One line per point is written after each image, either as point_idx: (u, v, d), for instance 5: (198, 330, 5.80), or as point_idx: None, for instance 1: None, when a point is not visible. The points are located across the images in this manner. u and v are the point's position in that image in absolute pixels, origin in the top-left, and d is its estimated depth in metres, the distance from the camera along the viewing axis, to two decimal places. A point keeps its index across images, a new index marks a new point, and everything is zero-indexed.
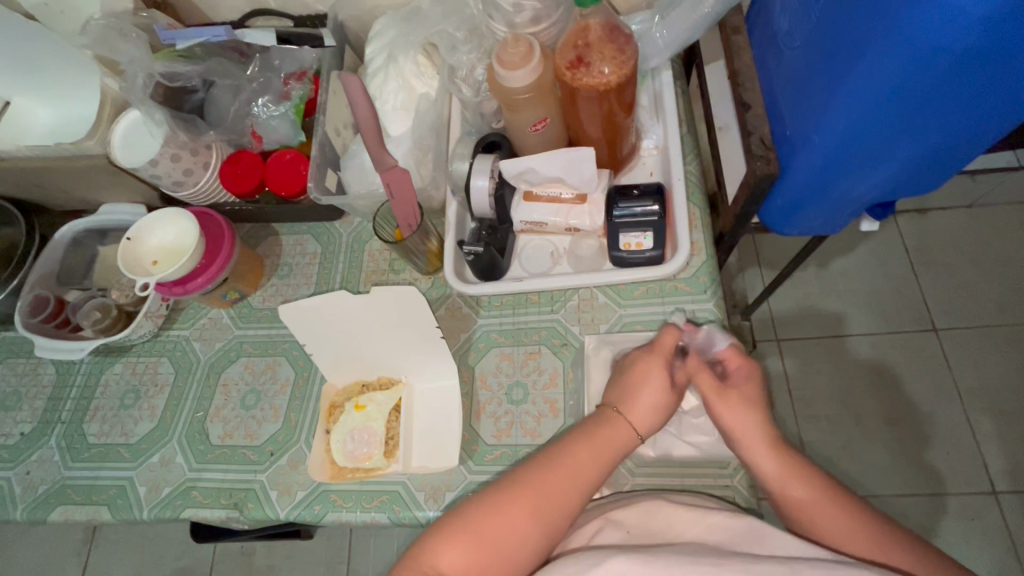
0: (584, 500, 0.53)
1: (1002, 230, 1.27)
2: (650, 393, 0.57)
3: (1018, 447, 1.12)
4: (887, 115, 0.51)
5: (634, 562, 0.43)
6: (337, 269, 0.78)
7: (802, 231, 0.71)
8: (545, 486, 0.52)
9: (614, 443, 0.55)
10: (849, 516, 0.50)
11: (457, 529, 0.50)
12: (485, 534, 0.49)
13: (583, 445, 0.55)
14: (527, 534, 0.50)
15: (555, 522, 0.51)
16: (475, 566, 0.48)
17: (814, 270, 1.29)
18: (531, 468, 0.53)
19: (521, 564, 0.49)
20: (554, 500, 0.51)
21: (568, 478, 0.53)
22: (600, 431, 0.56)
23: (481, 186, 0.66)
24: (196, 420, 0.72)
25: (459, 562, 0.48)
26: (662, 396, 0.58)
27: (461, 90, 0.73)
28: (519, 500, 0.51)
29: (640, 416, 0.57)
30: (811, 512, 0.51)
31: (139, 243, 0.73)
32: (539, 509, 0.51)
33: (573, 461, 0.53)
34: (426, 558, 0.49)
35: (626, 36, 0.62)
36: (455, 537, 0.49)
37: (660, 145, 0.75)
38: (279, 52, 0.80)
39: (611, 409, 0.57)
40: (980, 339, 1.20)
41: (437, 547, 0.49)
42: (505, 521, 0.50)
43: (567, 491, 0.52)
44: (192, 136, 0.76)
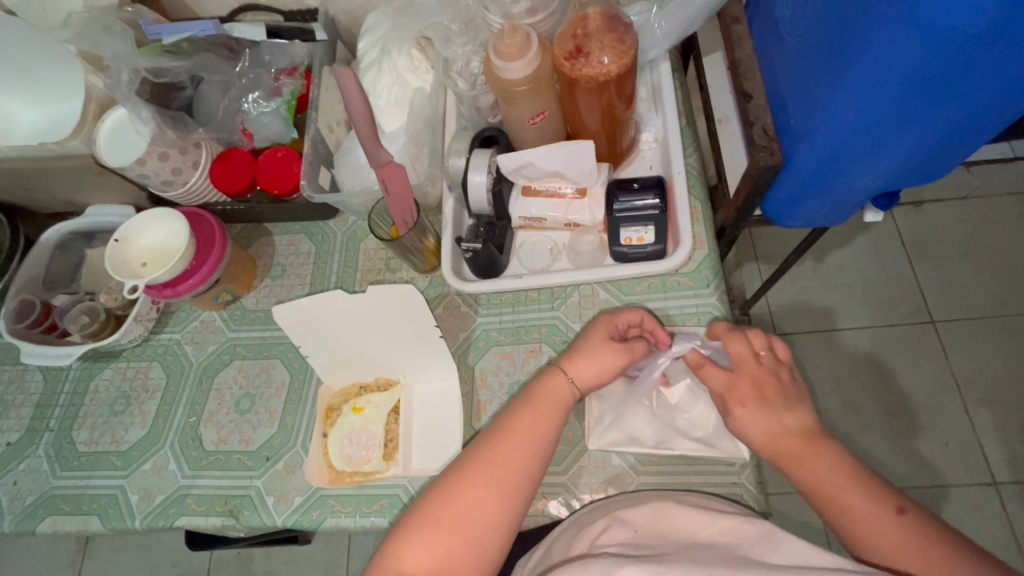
0: (539, 461, 0.53)
1: (998, 221, 1.28)
2: (593, 349, 0.58)
3: (1018, 437, 1.12)
4: (894, 103, 0.50)
5: (646, 571, 0.42)
6: (332, 268, 0.76)
7: (805, 222, 0.70)
8: (499, 460, 0.52)
9: (559, 402, 0.56)
10: (887, 515, 0.48)
11: (424, 527, 0.49)
12: (447, 523, 0.49)
13: (530, 410, 0.55)
14: (486, 511, 0.50)
15: (513, 491, 0.51)
16: (446, 555, 0.48)
17: (811, 264, 1.29)
18: (484, 445, 0.53)
19: (494, 541, 0.49)
20: (508, 469, 0.52)
21: (517, 445, 0.53)
22: (542, 391, 0.57)
23: (479, 181, 0.64)
24: (189, 425, 0.70)
25: (426, 555, 0.48)
26: (608, 356, 0.58)
27: (456, 84, 0.72)
28: (477, 478, 0.51)
29: (583, 372, 0.58)
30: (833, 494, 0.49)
31: (127, 245, 0.71)
32: (497, 482, 0.51)
33: (519, 425, 0.54)
34: (394, 556, 0.48)
35: (625, 26, 0.60)
36: (424, 530, 0.49)
37: (659, 138, 0.74)
38: (269, 46, 0.78)
39: (557, 369, 0.58)
40: (978, 330, 1.20)
41: (404, 544, 0.49)
42: (466, 502, 0.50)
43: (521, 461, 0.52)
44: (180, 134, 0.74)
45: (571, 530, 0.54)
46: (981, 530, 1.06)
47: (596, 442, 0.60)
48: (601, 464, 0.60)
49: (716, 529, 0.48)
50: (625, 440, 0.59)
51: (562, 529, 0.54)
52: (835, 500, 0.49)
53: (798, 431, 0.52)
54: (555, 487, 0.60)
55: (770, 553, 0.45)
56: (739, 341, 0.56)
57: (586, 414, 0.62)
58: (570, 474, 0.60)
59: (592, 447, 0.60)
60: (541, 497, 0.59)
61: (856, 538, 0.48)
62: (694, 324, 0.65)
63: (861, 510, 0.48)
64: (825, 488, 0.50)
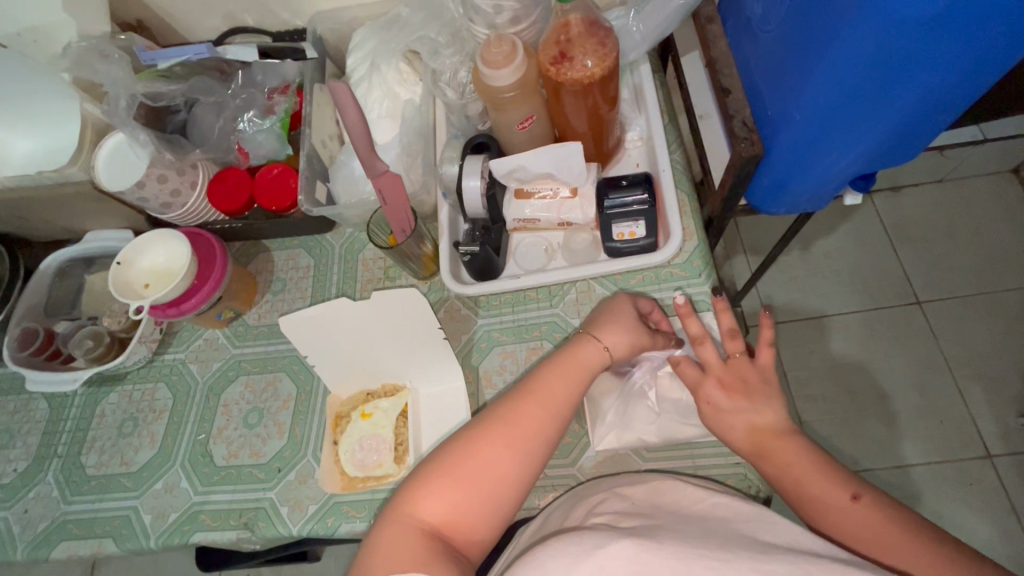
0: (558, 426, 0.55)
1: (973, 202, 1.32)
2: (625, 322, 0.61)
3: (1008, 409, 1.15)
4: (866, 86, 0.52)
5: (639, 546, 0.43)
6: (332, 280, 0.77)
7: (788, 209, 0.73)
8: (518, 419, 0.53)
9: (589, 366, 0.58)
10: (845, 499, 0.49)
11: (438, 478, 0.51)
12: (461, 474, 0.51)
13: (553, 374, 0.57)
14: (502, 466, 0.51)
15: (531, 452, 0.52)
16: (458, 505, 0.50)
17: (798, 253, 1.32)
18: (506, 404, 0.55)
19: (506, 497, 0.51)
20: (527, 431, 0.53)
21: (539, 407, 0.54)
22: (570, 357, 0.58)
23: (473, 186, 0.67)
24: (199, 442, 0.71)
25: (438, 503, 0.50)
26: (633, 325, 0.61)
27: (445, 93, 0.74)
28: (495, 435, 0.52)
29: (616, 342, 0.59)
30: (795, 482, 0.52)
31: (129, 268, 0.72)
32: (515, 441, 0.52)
33: (543, 388, 0.56)
34: (406, 506, 0.50)
35: (606, 29, 0.63)
36: (436, 481, 0.50)
37: (643, 136, 0.77)
38: (261, 66, 0.80)
39: (587, 336, 0.60)
40: (962, 308, 1.24)
41: (417, 494, 0.50)
42: (484, 457, 0.51)
43: (542, 421, 0.54)
44: (178, 156, 0.76)
45: (567, 503, 0.56)
46: (978, 502, 1.09)
47: (600, 440, 0.61)
48: (610, 453, 0.61)
49: (723, 510, 0.50)
50: (627, 432, 0.61)
51: (560, 504, 0.56)
52: (805, 490, 0.51)
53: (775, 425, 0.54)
54: (566, 478, 0.61)
55: (762, 532, 0.46)
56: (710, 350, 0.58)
57: (588, 414, 0.63)
58: (578, 465, 0.61)
59: (596, 445, 0.61)
60: (552, 489, 0.61)
61: (824, 525, 0.50)
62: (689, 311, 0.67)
63: (830, 499, 0.50)
64: (793, 478, 0.52)
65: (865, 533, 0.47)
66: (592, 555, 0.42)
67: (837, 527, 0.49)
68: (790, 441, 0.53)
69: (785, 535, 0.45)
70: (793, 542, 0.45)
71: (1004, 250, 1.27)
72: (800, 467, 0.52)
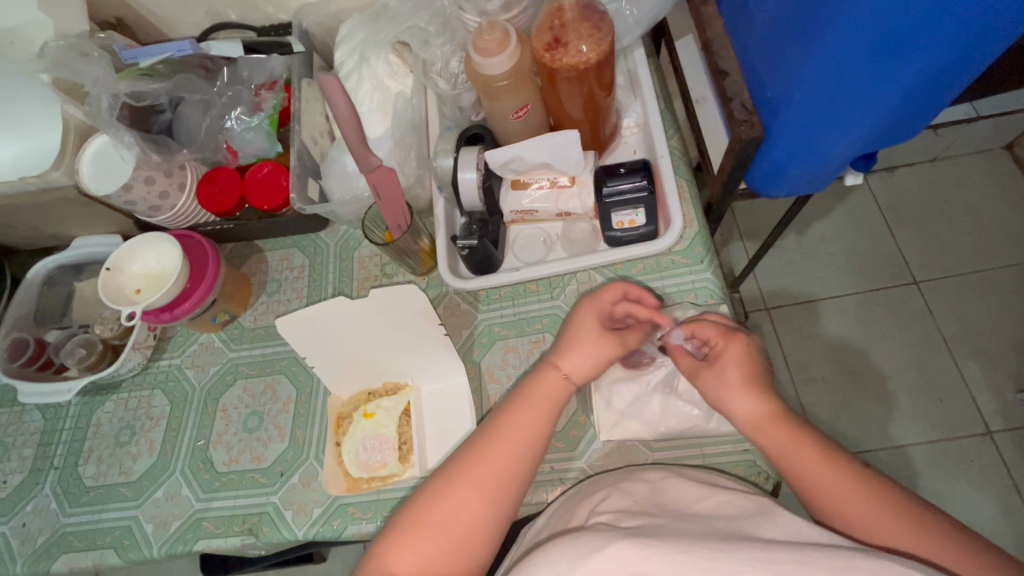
0: (528, 462, 0.53)
1: (967, 180, 1.32)
2: (587, 344, 0.58)
3: (1007, 386, 1.15)
4: (866, 64, 0.51)
5: (638, 546, 0.42)
6: (328, 279, 0.76)
7: (789, 191, 0.72)
8: (484, 459, 0.52)
9: (551, 400, 0.56)
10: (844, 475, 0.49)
11: (408, 527, 0.50)
12: (433, 522, 0.50)
13: (518, 410, 0.55)
14: (474, 508, 0.50)
15: (501, 495, 0.51)
16: (432, 554, 0.48)
17: (794, 237, 1.32)
18: (471, 446, 0.54)
19: (480, 537, 0.50)
20: (495, 469, 0.52)
21: (506, 445, 0.53)
22: (534, 392, 0.57)
23: (469, 179, 0.65)
24: (198, 449, 0.69)
25: (411, 553, 0.48)
26: (597, 346, 0.58)
27: (437, 84, 0.73)
28: (463, 478, 0.51)
29: (577, 367, 0.58)
30: (789, 454, 0.52)
31: (120, 273, 0.71)
32: (481, 483, 0.51)
33: (508, 426, 0.54)
34: (381, 557, 0.49)
35: (600, 14, 0.62)
36: (409, 531, 0.49)
37: (640, 122, 0.76)
38: (246, 63, 0.78)
39: (548, 367, 0.58)
40: (959, 287, 1.24)
41: (390, 545, 0.49)
42: (452, 506, 0.50)
43: (510, 458, 0.53)
44: (165, 158, 0.74)
45: (574, 500, 0.55)
46: (979, 479, 1.10)
47: (607, 430, 0.60)
48: (617, 444, 0.61)
49: (731, 508, 0.49)
50: (634, 420, 0.60)
51: (565, 500, 0.56)
52: (793, 454, 0.51)
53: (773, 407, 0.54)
54: (573, 472, 0.60)
55: (766, 527, 0.45)
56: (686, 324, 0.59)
57: (592, 405, 0.62)
58: (585, 458, 0.61)
59: (603, 436, 0.61)
60: (560, 483, 0.60)
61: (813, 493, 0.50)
62: (692, 298, 0.66)
63: (821, 472, 0.50)
64: (784, 441, 0.52)
65: (851, 511, 0.48)
66: (589, 559, 0.42)
67: (828, 500, 0.49)
68: (780, 417, 0.53)
69: (791, 529, 0.45)
70: (803, 534, 0.45)
71: (999, 227, 1.27)
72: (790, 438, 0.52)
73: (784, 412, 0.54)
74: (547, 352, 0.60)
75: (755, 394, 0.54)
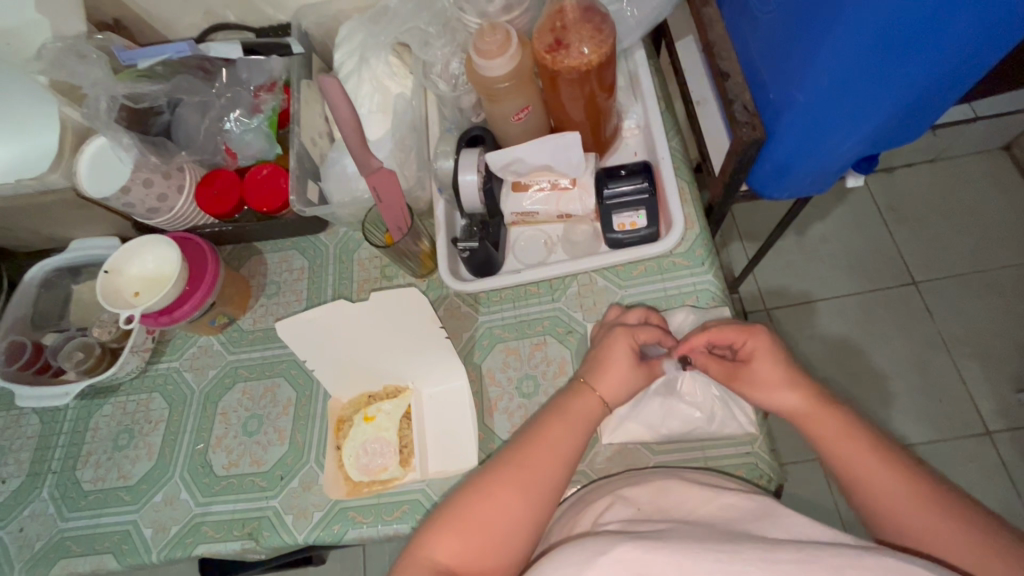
0: (567, 474, 0.53)
1: (966, 181, 1.32)
2: (622, 367, 0.58)
3: (1005, 386, 1.15)
4: (871, 63, 0.51)
5: (642, 547, 0.41)
6: (327, 281, 0.76)
7: (790, 193, 0.72)
8: (528, 464, 0.52)
9: (590, 416, 0.56)
10: (893, 474, 0.49)
11: (448, 523, 0.49)
12: (474, 521, 0.49)
13: (560, 419, 0.55)
14: (517, 513, 0.49)
15: (543, 500, 0.51)
16: (471, 552, 0.48)
17: (794, 238, 1.32)
18: (514, 448, 0.53)
19: (520, 543, 0.49)
20: (539, 476, 0.51)
21: (549, 454, 0.53)
22: (574, 404, 0.56)
23: (470, 181, 0.65)
24: (197, 452, 0.69)
25: (451, 550, 0.48)
26: (631, 371, 0.58)
27: (437, 85, 0.72)
28: (506, 480, 0.51)
29: (613, 389, 0.57)
30: (838, 445, 0.52)
31: (118, 275, 0.70)
32: (524, 487, 0.51)
33: (550, 434, 0.54)
34: (419, 550, 0.48)
35: (602, 15, 0.61)
36: (447, 527, 0.49)
37: (641, 124, 0.75)
38: (245, 64, 0.78)
39: (584, 385, 0.58)
40: (959, 287, 1.24)
41: (429, 539, 0.49)
42: (495, 507, 0.49)
43: (552, 467, 0.52)
44: (163, 160, 0.74)
45: (577, 508, 0.55)
46: (978, 479, 1.10)
47: (609, 433, 0.60)
48: (619, 447, 0.61)
49: (734, 510, 0.49)
50: (636, 423, 0.60)
51: (568, 506, 0.56)
52: (831, 442, 0.52)
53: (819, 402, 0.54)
54: (575, 475, 0.60)
55: (768, 529, 0.46)
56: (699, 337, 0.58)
57: None
58: (587, 461, 0.61)
59: (605, 439, 0.60)
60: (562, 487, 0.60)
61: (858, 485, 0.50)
62: (693, 301, 0.66)
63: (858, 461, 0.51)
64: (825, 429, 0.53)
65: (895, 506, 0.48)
66: (594, 562, 0.41)
67: (858, 485, 0.50)
68: (830, 411, 0.53)
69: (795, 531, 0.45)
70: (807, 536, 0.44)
71: (998, 228, 1.27)
72: (842, 430, 0.52)
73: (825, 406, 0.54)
74: (585, 364, 0.60)
75: (794, 386, 0.55)
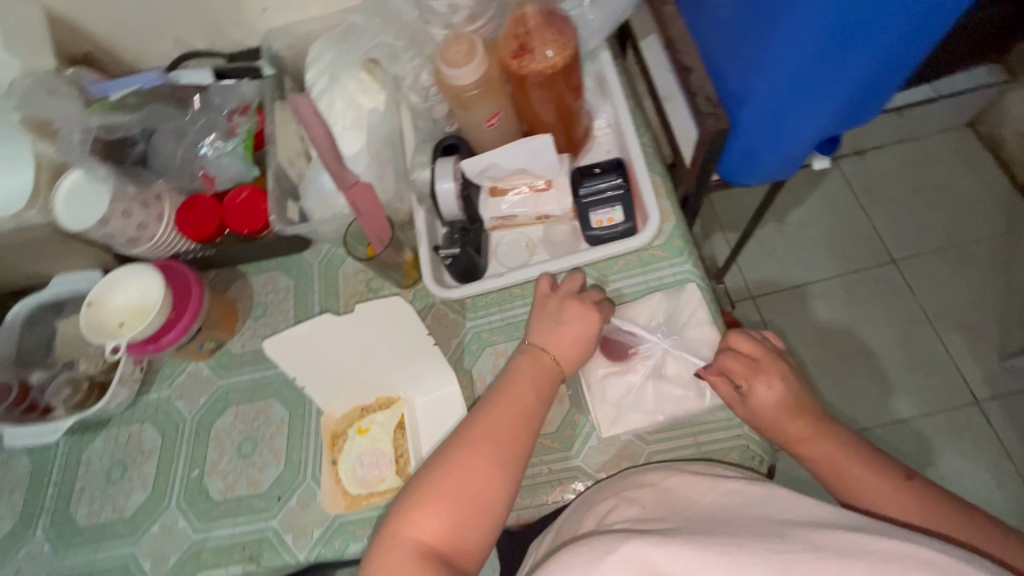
0: (532, 428, 0.54)
1: (934, 158, 1.35)
2: (574, 322, 0.60)
3: (990, 356, 1.18)
4: (826, 48, 0.53)
5: (650, 545, 0.42)
6: (314, 298, 0.76)
7: (761, 180, 0.74)
8: (495, 426, 0.52)
9: (547, 370, 0.57)
10: (863, 460, 0.50)
11: (428, 495, 0.49)
12: (453, 490, 0.49)
13: (519, 379, 0.56)
14: (492, 474, 0.50)
15: (515, 458, 0.52)
16: (453, 519, 0.48)
17: (773, 225, 1.34)
18: (480, 414, 0.54)
19: (498, 503, 0.50)
20: (507, 435, 0.52)
21: (513, 413, 0.54)
22: (530, 363, 0.58)
23: (447, 189, 0.66)
24: (193, 479, 0.68)
25: (434, 522, 0.48)
26: (584, 324, 0.59)
27: (409, 98, 0.75)
28: (478, 446, 0.51)
29: (569, 344, 0.59)
30: (803, 441, 0.53)
31: (101, 307, 0.70)
32: (496, 449, 0.51)
33: (512, 394, 0.55)
34: (403, 528, 0.48)
35: (562, 19, 0.63)
36: (428, 499, 0.49)
37: (611, 123, 0.77)
38: (219, 89, 0.79)
39: (540, 342, 0.59)
40: (937, 262, 1.27)
41: (411, 515, 0.48)
42: (471, 472, 0.50)
43: (518, 424, 0.53)
44: (140, 188, 0.74)
45: (579, 509, 0.55)
46: (971, 448, 1.12)
47: (603, 424, 0.61)
48: (612, 440, 0.61)
49: (736, 495, 0.49)
50: (630, 413, 0.61)
51: (570, 511, 0.56)
52: (811, 450, 0.52)
53: (793, 399, 0.54)
54: (572, 472, 0.61)
55: (772, 510, 0.46)
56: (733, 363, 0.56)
57: (589, 402, 0.62)
58: (583, 456, 0.61)
59: (603, 432, 0.61)
60: (559, 484, 0.61)
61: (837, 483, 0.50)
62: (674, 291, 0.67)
63: (874, 491, 0.48)
64: (835, 460, 0.51)
65: (876, 494, 0.48)
66: (604, 561, 0.42)
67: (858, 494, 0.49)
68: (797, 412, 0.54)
69: (791, 511, 0.45)
70: (807, 513, 0.45)
71: (969, 203, 1.30)
72: (804, 428, 0.53)
73: (804, 403, 0.54)
74: (532, 335, 0.61)
75: (777, 387, 0.55)
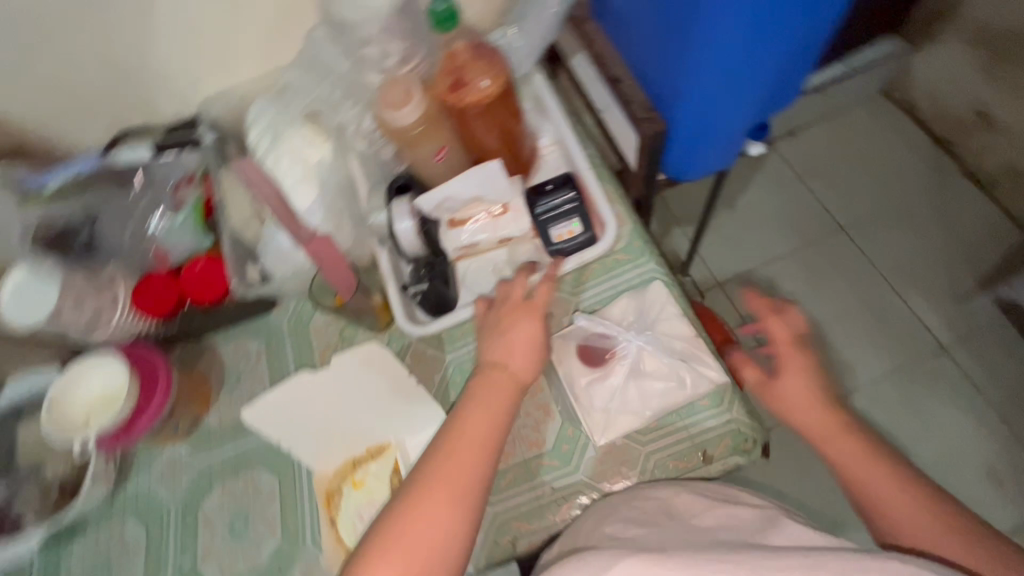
0: (489, 464, 0.54)
1: (860, 126, 1.44)
2: (524, 345, 0.60)
3: (946, 302, 1.24)
4: (738, 45, 0.57)
5: (647, 562, 0.42)
6: (288, 357, 0.75)
7: (704, 172, 0.77)
8: (448, 467, 0.52)
9: (501, 401, 0.57)
10: (888, 472, 0.55)
11: (381, 550, 0.48)
12: (406, 541, 0.48)
13: (472, 414, 0.56)
14: (447, 518, 0.50)
15: (471, 498, 0.51)
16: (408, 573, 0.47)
17: (726, 212, 1.39)
18: (432, 458, 0.53)
19: (454, 547, 0.49)
20: (461, 476, 0.52)
21: (467, 451, 0.53)
22: (484, 394, 0.57)
23: (405, 227, 0.69)
24: (186, 568, 0.65)
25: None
26: (531, 343, 0.60)
27: (356, 145, 0.76)
28: (431, 491, 0.51)
29: (522, 369, 0.59)
30: (831, 437, 0.59)
31: (60, 407, 0.66)
32: (450, 491, 0.51)
33: (465, 431, 0.55)
34: None
35: (490, 50, 0.66)
36: (380, 555, 0.48)
37: (555, 140, 0.79)
38: (159, 164, 0.78)
39: (492, 371, 0.59)
40: (881, 223, 1.34)
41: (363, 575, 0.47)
42: (425, 520, 0.49)
43: (472, 462, 0.53)
44: (90, 275, 0.71)
45: (589, 520, 0.55)
46: (946, 393, 1.17)
47: (597, 434, 0.61)
48: (608, 449, 0.61)
49: (742, 521, 0.53)
50: (621, 416, 0.61)
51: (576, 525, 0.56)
52: (837, 448, 0.58)
53: (813, 389, 0.62)
54: (573, 487, 0.61)
55: (772, 537, 0.49)
56: (778, 324, 0.67)
57: (580, 415, 0.62)
58: (582, 469, 0.61)
59: (598, 440, 0.61)
60: (564, 501, 0.60)
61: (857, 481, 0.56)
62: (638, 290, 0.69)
63: (899, 504, 0.53)
64: (858, 466, 0.57)
65: (893, 505, 0.53)
66: None
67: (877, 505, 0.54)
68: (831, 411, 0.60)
69: (787, 536, 0.49)
70: (806, 540, 0.49)
71: (899, 163, 1.39)
72: (830, 423, 0.60)
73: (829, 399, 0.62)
74: (484, 355, 0.61)
75: (800, 376, 0.63)
